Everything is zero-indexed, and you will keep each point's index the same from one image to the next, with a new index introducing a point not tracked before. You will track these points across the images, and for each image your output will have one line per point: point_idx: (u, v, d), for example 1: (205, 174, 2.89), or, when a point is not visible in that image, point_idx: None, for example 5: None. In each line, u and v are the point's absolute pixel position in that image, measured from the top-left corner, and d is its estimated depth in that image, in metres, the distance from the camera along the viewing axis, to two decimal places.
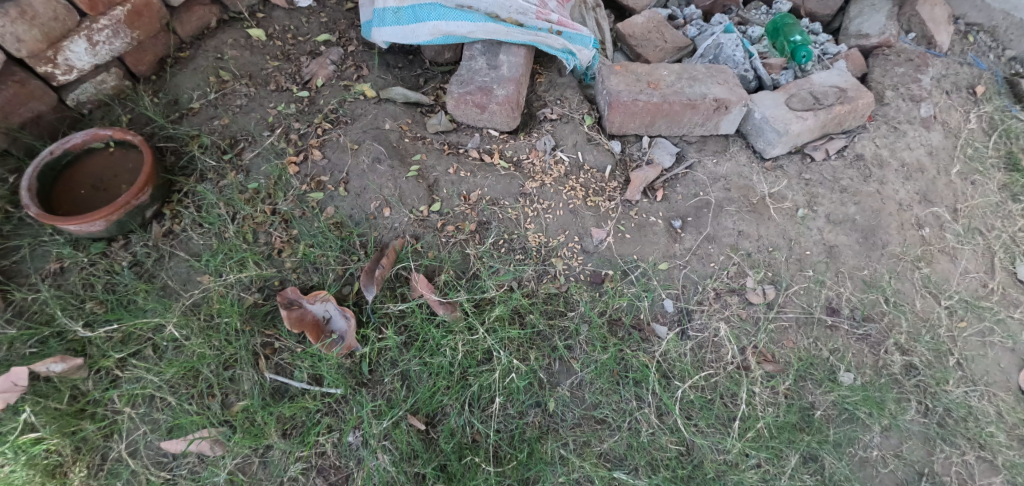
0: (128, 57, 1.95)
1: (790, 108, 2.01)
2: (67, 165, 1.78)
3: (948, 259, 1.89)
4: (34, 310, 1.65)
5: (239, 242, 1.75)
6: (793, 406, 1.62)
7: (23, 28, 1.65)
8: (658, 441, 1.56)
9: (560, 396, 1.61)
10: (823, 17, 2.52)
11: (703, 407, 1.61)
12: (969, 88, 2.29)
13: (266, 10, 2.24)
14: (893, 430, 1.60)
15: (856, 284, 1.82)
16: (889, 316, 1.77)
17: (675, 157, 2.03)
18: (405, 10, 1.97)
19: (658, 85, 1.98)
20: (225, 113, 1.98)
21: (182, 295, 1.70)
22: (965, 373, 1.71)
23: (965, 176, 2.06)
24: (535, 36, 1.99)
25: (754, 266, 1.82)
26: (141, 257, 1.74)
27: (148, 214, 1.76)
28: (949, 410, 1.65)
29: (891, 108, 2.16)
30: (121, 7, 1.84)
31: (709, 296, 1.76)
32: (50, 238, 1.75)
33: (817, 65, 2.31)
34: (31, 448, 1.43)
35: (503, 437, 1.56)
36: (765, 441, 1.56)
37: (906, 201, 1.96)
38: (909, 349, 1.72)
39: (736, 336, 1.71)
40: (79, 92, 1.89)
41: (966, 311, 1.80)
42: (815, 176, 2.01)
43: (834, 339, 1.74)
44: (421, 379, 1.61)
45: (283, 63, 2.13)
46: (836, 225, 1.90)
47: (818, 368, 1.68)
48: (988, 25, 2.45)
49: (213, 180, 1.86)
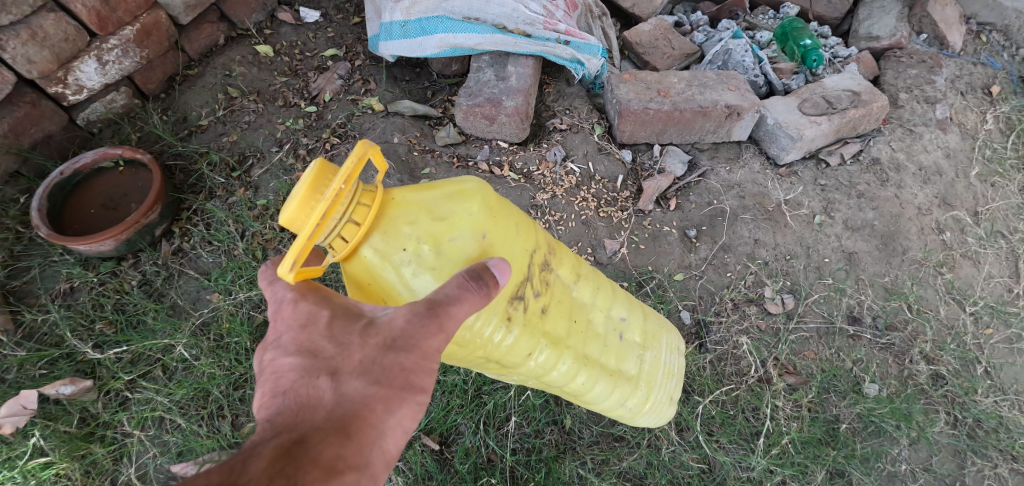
0: (137, 76, 1.95)
1: (803, 112, 1.97)
2: (77, 184, 1.77)
3: (971, 263, 1.84)
4: (44, 332, 1.64)
5: (249, 260, 1.75)
6: (818, 420, 1.57)
7: (34, 49, 1.66)
8: (679, 458, 1.52)
9: (576, 413, 1.57)
10: (832, 20, 2.48)
11: (724, 422, 1.57)
12: (984, 89, 2.25)
13: (273, 26, 2.23)
14: (922, 443, 1.55)
15: (877, 292, 1.77)
16: (912, 324, 1.72)
17: (686, 165, 2.00)
18: (412, 23, 1.95)
19: (668, 93, 1.94)
20: (234, 130, 1.97)
21: (192, 314, 1.68)
22: (993, 382, 1.66)
23: (985, 179, 2.01)
24: (543, 46, 1.96)
25: (772, 275, 1.78)
26: (150, 275, 1.73)
27: (157, 232, 1.75)
28: (979, 421, 1.59)
29: (906, 111, 2.11)
30: (130, 26, 1.84)
31: (726, 307, 1.72)
32: (61, 258, 1.74)
33: (829, 68, 2.27)
34: (40, 472, 1.40)
35: (519, 457, 1.52)
36: (790, 458, 1.52)
37: (926, 205, 1.91)
38: (935, 359, 1.67)
39: (757, 349, 1.66)
40: (89, 111, 1.89)
41: (991, 318, 1.76)
42: (831, 181, 1.96)
43: (857, 349, 1.68)
44: (435, 398, 1.57)
45: (290, 79, 2.12)
46: (853, 231, 1.86)
47: (842, 380, 1.63)
48: (1001, 24, 2.41)
49: (222, 197, 1.85)
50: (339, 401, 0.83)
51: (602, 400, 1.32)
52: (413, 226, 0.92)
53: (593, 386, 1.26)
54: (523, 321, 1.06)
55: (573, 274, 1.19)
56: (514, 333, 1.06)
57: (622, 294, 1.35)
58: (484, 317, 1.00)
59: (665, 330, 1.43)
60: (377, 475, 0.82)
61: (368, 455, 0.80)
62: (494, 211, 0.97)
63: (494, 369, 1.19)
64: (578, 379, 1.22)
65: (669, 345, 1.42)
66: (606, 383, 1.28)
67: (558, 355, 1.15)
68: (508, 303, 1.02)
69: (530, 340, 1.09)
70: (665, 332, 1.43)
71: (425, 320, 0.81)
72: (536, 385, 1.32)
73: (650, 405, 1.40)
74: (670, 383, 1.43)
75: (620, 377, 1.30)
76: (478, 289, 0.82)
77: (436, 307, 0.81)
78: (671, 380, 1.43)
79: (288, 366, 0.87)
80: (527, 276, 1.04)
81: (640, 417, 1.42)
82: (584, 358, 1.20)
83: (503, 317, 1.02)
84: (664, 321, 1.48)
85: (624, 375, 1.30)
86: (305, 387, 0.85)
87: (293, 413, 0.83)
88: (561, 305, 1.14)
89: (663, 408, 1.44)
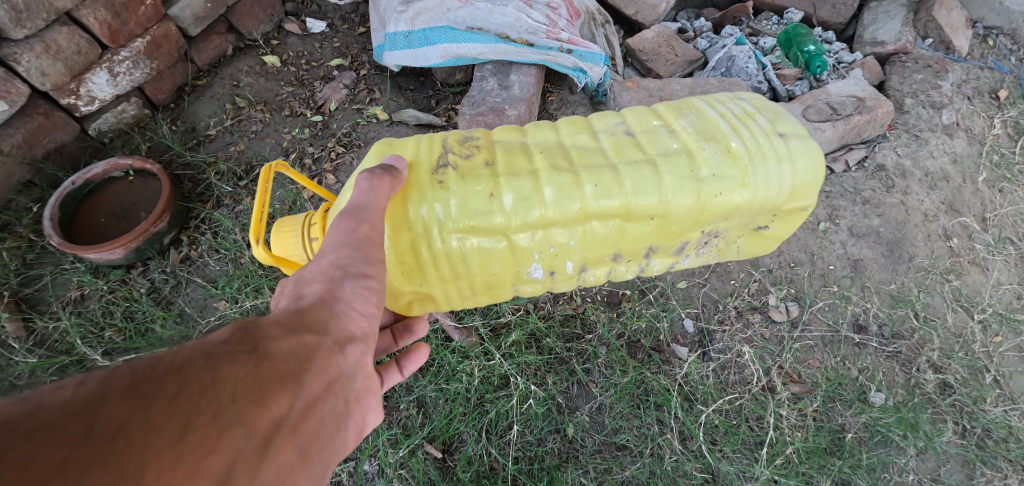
0: (147, 87, 1.98)
1: (808, 119, 1.96)
2: (88, 193, 1.80)
3: (979, 270, 1.82)
4: (55, 339, 1.66)
5: (254, 268, 1.76)
6: (823, 429, 1.55)
7: (47, 62, 1.68)
8: (682, 467, 1.51)
9: (579, 421, 1.57)
10: (836, 25, 2.47)
11: (728, 431, 1.56)
12: (991, 93, 2.22)
13: (281, 37, 2.26)
14: (929, 453, 1.53)
15: (883, 299, 1.76)
16: (920, 333, 1.70)
17: None
18: (416, 34, 1.97)
19: (670, 100, 1.94)
20: (241, 139, 2.00)
21: (200, 322, 1.71)
22: (1002, 391, 1.63)
23: (993, 184, 1.99)
24: (546, 55, 1.98)
25: (777, 283, 1.77)
26: (159, 283, 1.76)
27: (166, 240, 1.78)
28: (988, 431, 1.57)
29: (912, 116, 2.09)
30: (141, 38, 1.87)
31: (730, 315, 1.72)
32: (72, 266, 1.77)
33: (833, 74, 2.26)
34: None
35: (522, 466, 1.51)
36: (794, 467, 1.50)
37: (932, 211, 1.90)
38: (942, 367, 1.65)
39: (760, 357, 1.66)
40: (101, 122, 1.92)
41: (1000, 326, 1.73)
42: (836, 188, 1.95)
43: (863, 357, 1.67)
44: (437, 406, 1.58)
45: (297, 89, 2.15)
46: (859, 238, 1.85)
47: (847, 389, 1.61)
48: (1008, 28, 2.39)
49: (229, 205, 1.88)
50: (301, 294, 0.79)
51: (665, 198, 1.17)
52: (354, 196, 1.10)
53: (624, 186, 1.15)
54: (466, 175, 1.13)
55: (517, 130, 1.26)
56: (462, 193, 1.11)
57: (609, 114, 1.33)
58: (421, 197, 1.11)
59: (691, 101, 1.31)
60: (347, 346, 0.76)
61: (333, 326, 0.76)
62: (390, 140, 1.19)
63: (506, 247, 1.19)
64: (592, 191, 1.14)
65: (710, 102, 1.30)
66: (642, 175, 1.16)
67: (537, 180, 1.14)
68: (434, 173, 1.13)
69: (486, 187, 1.12)
70: (688, 104, 1.30)
71: (344, 222, 0.87)
72: (585, 243, 1.23)
73: (745, 167, 1.18)
74: (750, 123, 1.24)
75: (659, 163, 1.17)
76: (381, 174, 0.96)
77: (353, 212, 0.89)
78: (750, 119, 1.25)
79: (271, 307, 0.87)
80: (445, 151, 1.17)
81: (748, 174, 1.18)
82: (578, 167, 1.16)
83: (437, 186, 1.12)
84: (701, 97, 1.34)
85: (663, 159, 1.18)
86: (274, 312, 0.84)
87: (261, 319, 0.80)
88: (510, 152, 1.18)
89: (773, 166, 1.19)
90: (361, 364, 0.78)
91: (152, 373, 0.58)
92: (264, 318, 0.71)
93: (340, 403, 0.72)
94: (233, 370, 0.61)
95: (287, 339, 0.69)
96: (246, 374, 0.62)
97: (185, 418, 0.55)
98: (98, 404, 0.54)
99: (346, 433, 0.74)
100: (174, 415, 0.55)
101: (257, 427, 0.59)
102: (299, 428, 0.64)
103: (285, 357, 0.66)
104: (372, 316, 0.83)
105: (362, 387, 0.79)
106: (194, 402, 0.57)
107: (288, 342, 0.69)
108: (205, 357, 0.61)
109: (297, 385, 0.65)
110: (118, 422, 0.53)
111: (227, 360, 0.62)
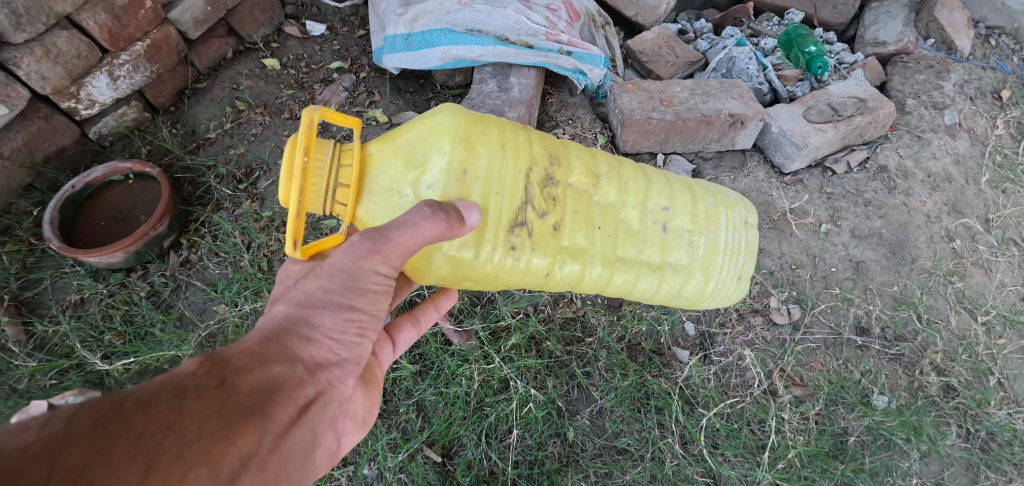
0: (148, 90, 1.98)
1: (809, 120, 1.94)
2: (88, 197, 1.79)
3: (982, 271, 1.81)
4: (54, 343, 1.66)
5: (254, 272, 1.75)
6: (825, 433, 1.54)
7: (47, 66, 1.68)
8: (683, 471, 1.50)
9: (580, 425, 1.56)
10: (837, 26, 2.46)
11: (730, 435, 1.55)
12: (994, 93, 2.21)
13: (281, 39, 2.25)
14: (933, 457, 1.52)
15: (886, 301, 1.75)
16: (923, 335, 1.69)
17: (690, 174, 1.98)
18: (416, 36, 1.96)
19: (670, 102, 1.93)
20: (241, 142, 2.00)
21: (199, 325, 1.70)
22: (1006, 394, 1.62)
23: (996, 185, 1.97)
24: (546, 57, 1.97)
25: (778, 285, 1.76)
26: (158, 287, 1.76)
27: (165, 244, 1.77)
28: (993, 434, 1.55)
29: (913, 117, 2.08)
30: (141, 42, 1.87)
31: (731, 318, 1.71)
32: (71, 270, 1.76)
33: (834, 75, 2.25)
34: None
35: (522, 471, 1.50)
36: (797, 471, 1.49)
37: (935, 212, 1.89)
38: (946, 370, 1.63)
39: (762, 360, 1.65)
40: (101, 125, 1.92)
41: (1004, 328, 1.72)
42: (837, 189, 1.94)
43: (865, 360, 1.66)
44: (437, 409, 1.57)
45: (297, 91, 2.14)
46: (861, 240, 1.83)
47: (850, 392, 1.60)
48: (1010, 27, 2.37)
49: (229, 208, 1.87)
50: (277, 320, 0.90)
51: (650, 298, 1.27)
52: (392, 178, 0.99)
53: (634, 285, 1.21)
54: (534, 242, 1.07)
55: (588, 178, 1.13)
56: (526, 258, 1.07)
57: (664, 178, 1.23)
58: (487, 251, 1.03)
59: (722, 206, 1.27)
60: (315, 374, 0.87)
61: (301, 355, 0.87)
62: (469, 142, 0.99)
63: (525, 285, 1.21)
64: (615, 281, 1.18)
65: (730, 223, 1.27)
66: (650, 277, 1.21)
67: (583, 265, 1.13)
68: (508, 231, 1.04)
69: (547, 259, 1.09)
70: (724, 209, 1.27)
71: (359, 244, 0.88)
72: None
73: (701, 302, 1.32)
74: (736, 263, 1.28)
75: (667, 270, 1.22)
76: (441, 218, 0.86)
77: (375, 236, 0.88)
78: (735, 259, 1.29)
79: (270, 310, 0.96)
80: (524, 199, 1.04)
81: (702, 303, 1.33)
82: (617, 262, 1.16)
83: (509, 249, 1.05)
84: (726, 195, 1.31)
85: (671, 267, 1.22)
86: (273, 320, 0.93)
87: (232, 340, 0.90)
88: (578, 216, 1.11)
89: (718, 301, 1.34)
90: (327, 389, 0.89)
91: (118, 411, 0.66)
92: (230, 349, 0.81)
93: (303, 428, 0.84)
94: (199, 406, 0.71)
95: (256, 373, 0.80)
96: (212, 410, 0.71)
97: (149, 458, 0.63)
98: (62, 445, 0.61)
99: (309, 451, 0.87)
100: (138, 454, 0.63)
101: (220, 462, 0.69)
102: (261, 457, 0.75)
103: (251, 391, 0.77)
104: (349, 343, 0.93)
105: (327, 410, 0.91)
106: (159, 441, 0.65)
107: (257, 377, 0.79)
108: (174, 396, 0.70)
109: (260, 418, 0.76)
110: (80, 465, 0.60)
111: (193, 396, 0.71)
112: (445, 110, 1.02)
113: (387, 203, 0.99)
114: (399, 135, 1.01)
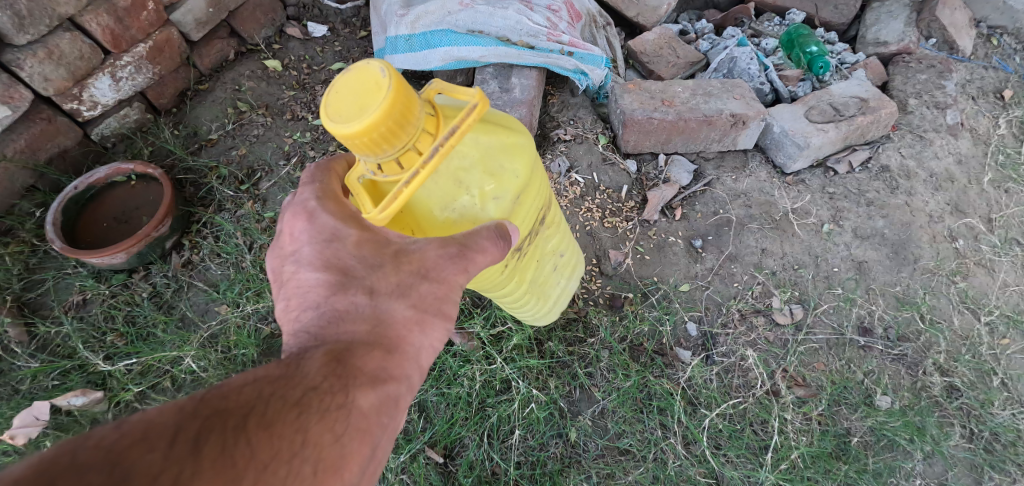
0: (150, 92, 1.98)
1: (810, 120, 1.94)
2: (90, 198, 1.80)
3: (985, 271, 1.80)
4: (57, 343, 1.66)
5: (256, 272, 1.76)
6: (828, 433, 1.54)
7: (50, 67, 1.68)
8: (686, 472, 1.50)
9: (582, 426, 1.56)
10: (838, 26, 2.45)
11: (732, 435, 1.54)
12: (996, 93, 2.20)
13: (282, 41, 2.25)
14: (937, 457, 1.52)
15: (888, 301, 1.74)
16: (926, 335, 1.68)
17: (692, 175, 1.97)
18: (417, 37, 1.95)
19: (672, 102, 1.93)
20: (243, 143, 2.01)
21: (201, 326, 1.70)
22: (1010, 394, 1.61)
23: (998, 184, 1.97)
24: (547, 58, 1.97)
25: (780, 285, 1.76)
26: (160, 287, 1.76)
27: (167, 245, 1.77)
28: (996, 434, 1.55)
29: (915, 117, 2.08)
30: (143, 44, 1.87)
31: (734, 318, 1.70)
32: (74, 271, 1.77)
33: (836, 75, 2.25)
34: None
35: (524, 471, 1.51)
36: (800, 472, 1.49)
37: (937, 212, 1.88)
38: (949, 370, 1.63)
39: (764, 361, 1.64)
40: (103, 126, 1.93)
41: (1008, 328, 1.71)
42: (840, 190, 1.93)
43: (868, 360, 1.65)
44: (439, 410, 1.57)
45: (298, 92, 2.14)
46: (863, 240, 1.83)
47: (852, 392, 1.60)
48: (1012, 27, 2.37)
49: (231, 209, 1.88)
50: (390, 318, 0.84)
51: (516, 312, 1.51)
52: (465, 172, 0.94)
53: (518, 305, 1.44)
54: (512, 266, 1.21)
55: (553, 221, 1.33)
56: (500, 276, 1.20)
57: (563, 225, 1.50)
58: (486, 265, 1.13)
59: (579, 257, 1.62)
60: (412, 391, 0.85)
61: (408, 371, 0.84)
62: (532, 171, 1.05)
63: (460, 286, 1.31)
64: (513, 300, 1.40)
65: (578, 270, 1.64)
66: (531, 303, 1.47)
67: (519, 286, 1.32)
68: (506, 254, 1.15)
69: (509, 280, 1.25)
70: (579, 261, 1.62)
71: (456, 258, 0.87)
72: None
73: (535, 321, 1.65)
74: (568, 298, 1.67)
75: (540, 297, 1.49)
76: (502, 246, 0.91)
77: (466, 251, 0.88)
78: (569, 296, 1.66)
79: (312, 280, 0.85)
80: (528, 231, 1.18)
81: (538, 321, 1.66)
82: (528, 287, 1.38)
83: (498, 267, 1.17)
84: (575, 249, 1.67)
85: (544, 295, 1.49)
86: (334, 300, 0.84)
87: (326, 326, 0.83)
88: (535, 249, 1.30)
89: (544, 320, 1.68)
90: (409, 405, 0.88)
91: (244, 428, 0.62)
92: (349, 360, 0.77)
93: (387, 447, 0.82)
94: (322, 430, 0.68)
95: (370, 391, 0.76)
96: (332, 437, 0.68)
97: None
98: (194, 465, 0.56)
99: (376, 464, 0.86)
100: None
101: None
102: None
103: (367, 414, 0.74)
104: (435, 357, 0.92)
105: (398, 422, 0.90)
106: (284, 472, 0.62)
107: (370, 397, 0.75)
108: (293, 417, 0.66)
109: (369, 444, 0.73)
110: None
111: (318, 418, 0.68)
112: (523, 131, 1.04)
113: (441, 196, 0.94)
114: (487, 131, 0.95)
